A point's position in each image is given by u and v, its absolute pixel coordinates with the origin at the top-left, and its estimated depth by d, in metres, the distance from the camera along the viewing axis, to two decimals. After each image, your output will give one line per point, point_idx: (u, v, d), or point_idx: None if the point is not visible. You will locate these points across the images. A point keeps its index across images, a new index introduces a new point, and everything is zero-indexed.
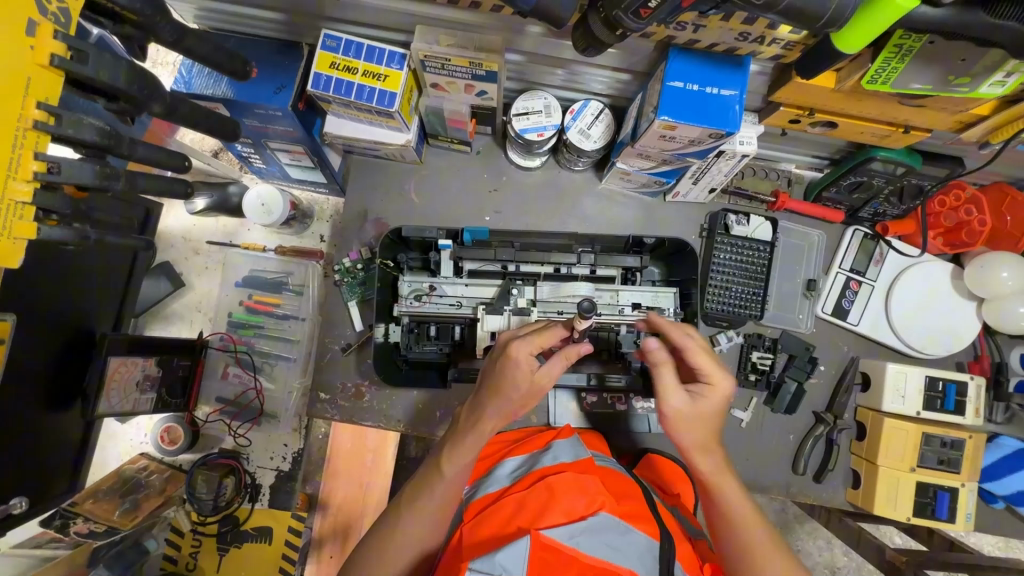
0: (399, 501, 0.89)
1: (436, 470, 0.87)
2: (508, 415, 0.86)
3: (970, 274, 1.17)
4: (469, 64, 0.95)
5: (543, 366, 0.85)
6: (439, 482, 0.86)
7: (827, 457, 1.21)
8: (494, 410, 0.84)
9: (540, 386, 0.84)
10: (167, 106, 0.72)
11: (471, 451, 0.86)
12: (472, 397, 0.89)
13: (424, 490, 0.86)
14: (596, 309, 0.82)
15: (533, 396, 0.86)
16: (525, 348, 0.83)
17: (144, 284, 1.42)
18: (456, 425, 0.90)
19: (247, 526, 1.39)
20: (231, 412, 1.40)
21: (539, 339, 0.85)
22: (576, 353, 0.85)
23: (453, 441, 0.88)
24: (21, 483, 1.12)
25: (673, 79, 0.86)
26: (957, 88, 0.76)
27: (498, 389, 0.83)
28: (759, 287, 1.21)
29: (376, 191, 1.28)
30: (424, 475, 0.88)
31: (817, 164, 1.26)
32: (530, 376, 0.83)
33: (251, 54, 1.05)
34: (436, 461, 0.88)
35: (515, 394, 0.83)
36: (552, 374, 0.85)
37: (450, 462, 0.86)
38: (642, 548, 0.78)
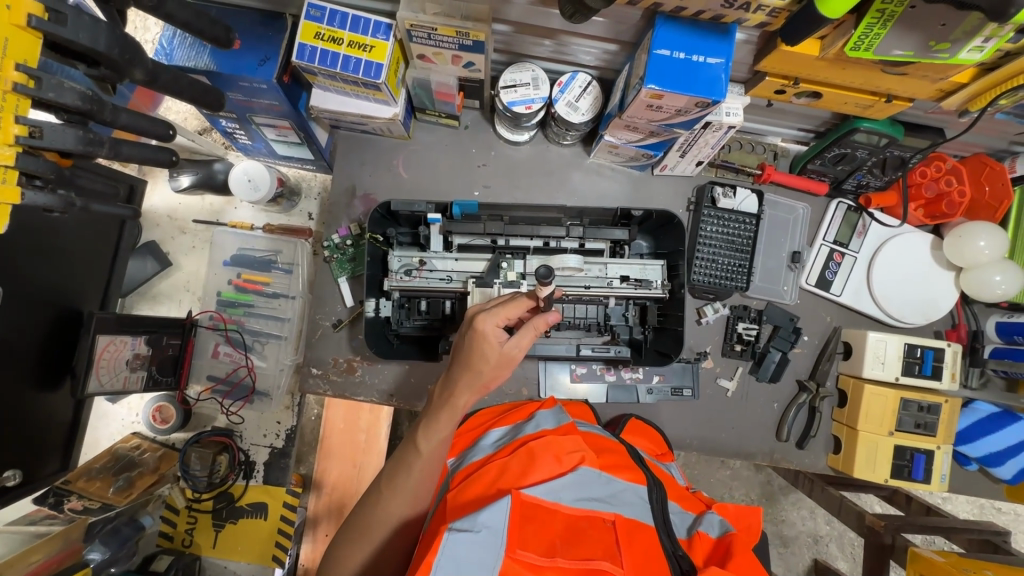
0: (382, 477, 0.89)
1: (413, 449, 0.87)
2: (481, 388, 0.85)
3: (949, 244, 1.20)
4: (456, 34, 0.95)
5: (511, 338, 0.85)
6: (416, 459, 0.86)
7: (810, 423, 1.25)
8: (466, 382, 0.84)
9: (509, 357, 0.84)
10: (149, 72, 0.70)
11: (447, 425, 0.87)
12: (445, 374, 0.89)
13: (400, 469, 0.87)
14: (554, 274, 0.84)
15: (506, 368, 0.86)
16: (491, 321, 0.84)
17: (131, 264, 1.41)
18: (433, 401, 0.89)
19: (243, 503, 1.42)
20: (223, 390, 1.41)
21: (504, 310, 0.85)
22: (544, 323, 0.85)
23: (428, 417, 0.88)
24: (17, 457, 1.12)
25: (660, 48, 0.86)
26: (937, 54, 0.78)
27: (469, 363, 0.84)
28: (744, 259, 1.23)
29: (364, 166, 1.27)
30: (401, 453, 0.89)
31: (802, 138, 1.27)
32: (498, 347, 0.83)
33: (233, 25, 1.03)
34: (412, 439, 0.88)
35: (486, 366, 0.83)
36: (522, 346, 0.85)
37: (426, 438, 0.86)
38: (626, 494, 0.85)
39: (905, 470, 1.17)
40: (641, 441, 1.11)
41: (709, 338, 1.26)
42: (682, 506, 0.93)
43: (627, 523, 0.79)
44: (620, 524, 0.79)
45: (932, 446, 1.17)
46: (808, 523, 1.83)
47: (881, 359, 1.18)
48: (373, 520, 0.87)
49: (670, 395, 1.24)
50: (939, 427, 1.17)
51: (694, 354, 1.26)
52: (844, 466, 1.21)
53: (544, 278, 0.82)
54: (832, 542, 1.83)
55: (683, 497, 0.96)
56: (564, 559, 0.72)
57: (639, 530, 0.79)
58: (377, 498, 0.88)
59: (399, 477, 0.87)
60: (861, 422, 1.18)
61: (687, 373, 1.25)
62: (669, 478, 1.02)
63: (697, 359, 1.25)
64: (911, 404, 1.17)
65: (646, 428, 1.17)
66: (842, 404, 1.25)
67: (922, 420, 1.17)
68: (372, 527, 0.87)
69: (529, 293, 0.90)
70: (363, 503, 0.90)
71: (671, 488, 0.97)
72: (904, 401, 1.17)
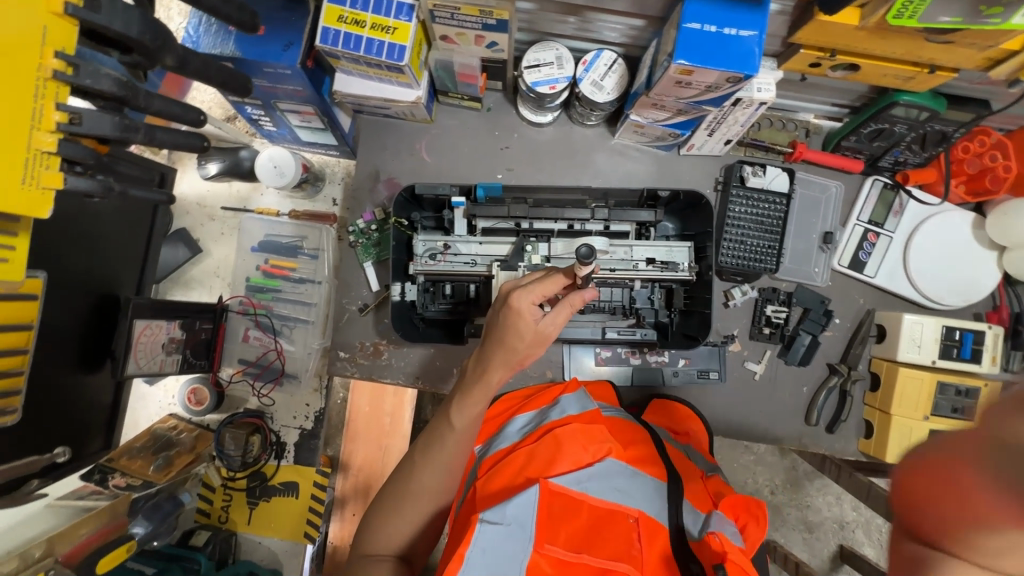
0: (415, 451, 0.90)
1: (446, 423, 0.88)
2: (515, 365, 0.85)
3: (993, 223, 1.15)
4: (480, 13, 0.94)
5: (546, 315, 0.84)
6: (449, 434, 0.87)
7: (840, 407, 1.22)
8: (500, 360, 0.84)
9: (544, 335, 0.84)
10: (180, 58, 0.71)
11: (478, 403, 0.87)
12: (479, 351, 0.88)
13: (434, 442, 0.88)
14: (595, 254, 0.81)
15: (539, 345, 0.86)
16: (525, 298, 0.82)
17: (163, 251, 1.45)
18: (465, 378, 0.89)
19: (275, 482, 1.47)
20: (254, 373, 1.44)
21: (539, 288, 0.84)
22: (580, 300, 0.84)
23: (460, 392, 0.88)
24: (61, 434, 1.17)
25: (690, 21, 0.83)
26: (988, 20, 0.74)
27: (502, 340, 0.83)
28: (774, 240, 1.20)
29: (386, 150, 1.28)
30: (435, 427, 0.89)
31: (835, 114, 1.22)
32: (534, 324, 0.82)
33: (259, 10, 1.04)
34: (446, 412, 0.89)
35: (520, 343, 0.82)
36: (557, 323, 0.84)
37: (459, 412, 0.87)
38: (647, 489, 0.84)
39: None
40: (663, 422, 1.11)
41: (736, 321, 1.24)
42: (699, 507, 0.90)
43: (650, 522, 0.79)
44: (643, 521, 0.78)
45: None
46: (834, 509, 1.80)
47: (917, 342, 1.15)
48: (406, 495, 0.88)
49: (696, 378, 1.23)
50: (978, 413, 1.13)
51: (721, 337, 1.24)
52: (875, 450, 1.19)
53: (584, 258, 0.81)
54: (859, 529, 1.80)
55: (694, 492, 0.93)
56: (589, 556, 0.74)
57: (660, 531, 0.78)
58: (410, 471, 0.89)
59: (432, 452, 0.88)
60: (895, 407, 1.15)
61: (713, 356, 1.23)
62: (685, 462, 1.01)
63: (723, 342, 1.24)
64: (948, 389, 1.13)
65: (669, 406, 1.16)
66: (875, 388, 1.22)
67: (960, 406, 1.13)
68: (407, 498, 0.87)
69: (564, 270, 0.89)
70: (395, 476, 0.91)
71: (689, 482, 0.94)
72: (941, 384, 1.13)
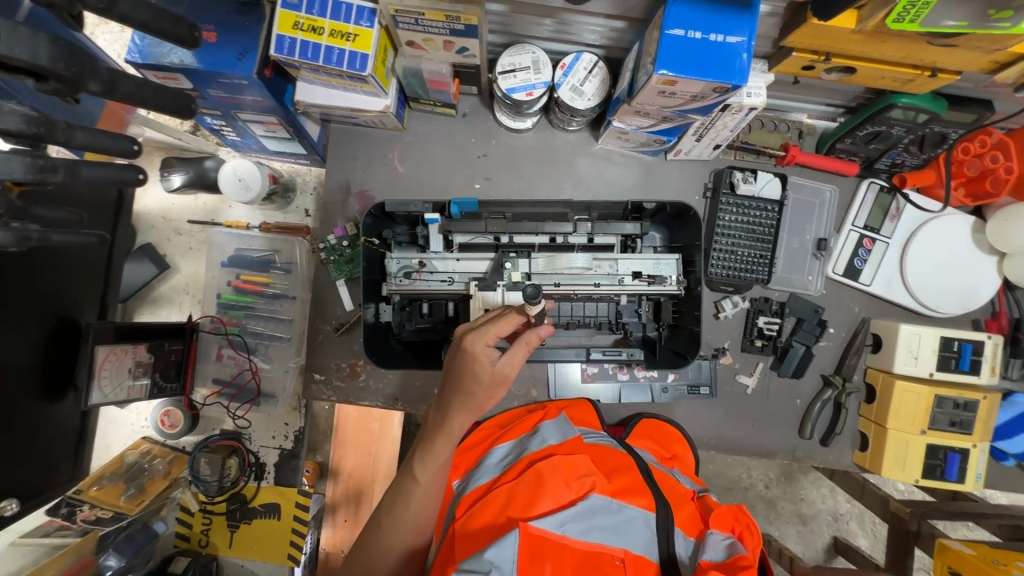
0: (383, 504, 0.87)
1: (410, 477, 0.84)
2: (477, 411, 0.82)
3: (993, 228, 1.09)
4: (446, 18, 0.86)
5: (503, 356, 0.81)
6: (414, 488, 0.83)
7: (835, 421, 1.18)
8: (460, 406, 0.81)
9: (503, 375, 0.80)
10: (107, 84, 0.63)
11: (443, 451, 0.84)
12: (438, 397, 0.85)
13: (399, 498, 0.84)
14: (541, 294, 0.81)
15: (499, 388, 0.82)
16: (480, 340, 0.80)
17: (128, 269, 1.38)
18: (428, 425, 0.86)
19: (255, 503, 1.42)
20: (230, 393, 1.37)
21: (494, 328, 0.81)
22: (537, 338, 0.81)
23: (424, 443, 0.85)
24: (11, 483, 1.09)
25: (673, 28, 0.77)
26: (997, 25, 0.68)
27: (460, 384, 0.80)
28: (766, 249, 1.14)
29: (357, 160, 1.20)
30: (399, 480, 0.86)
31: (830, 113, 1.16)
32: (490, 365, 0.79)
33: (209, 17, 0.96)
34: (408, 465, 0.86)
35: (477, 387, 0.80)
36: (514, 363, 0.81)
37: (422, 466, 0.83)
38: (635, 524, 0.78)
39: (937, 470, 1.11)
40: (648, 446, 1.06)
41: (726, 333, 1.19)
42: (688, 532, 0.84)
43: (638, 560, 0.74)
44: (630, 561, 0.73)
45: (967, 444, 1.11)
46: (828, 503, 1.78)
47: (914, 354, 1.11)
48: (378, 552, 0.85)
49: (687, 393, 1.18)
50: (976, 426, 1.10)
51: (712, 350, 1.19)
52: (871, 464, 1.15)
53: (532, 297, 0.79)
54: (853, 521, 1.77)
55: (684, 516, 0.86)
56: None
57: (649, 565, 0.74)
58: (378, 527, 0.85)
59: (398, 507, 0.84)
60: (890, 421, 1.11)
61: (704, 370, 1.18)
62: (672, 485, 0.94)
63: (715, 356, 1.19)
64: (945, 402, 1.10)
65: (659, 428, 1.11)
66: (870, 400, 1.18)
67: (957, 419, 1.10)
68: (375, 558, 0.85)
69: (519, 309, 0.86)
70: (366, 532, 0.88)
71: (676, 505, 0.88)
72: (938, 397, 1.10)
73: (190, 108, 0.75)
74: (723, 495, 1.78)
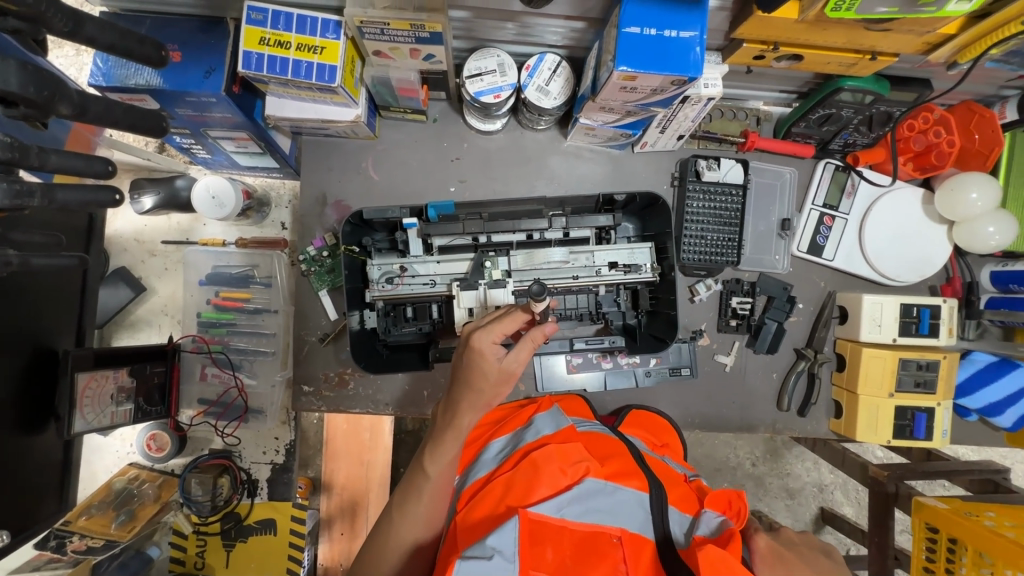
0: (394, 500, 0.88)
1: (421, 473, 0.85)
2: (485, 406, 0.84)
3: (940, 199, 1.17)
4: (411, 27, 0.88)
5: (509, 353, 0.83)
6: (425, 483, 0.85)
7: (810, 391, 1.24)
8: (468, 403, 0.82)
9: (509, 372, 0.82)
10: (77, 106, 0.63)
11: (452, 447, 0.85)
12: (446, 396, 0.86)
13: (411, 492, 0.86)
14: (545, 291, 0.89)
15: (505, 384, 0.84)
16: (486, 338, 0.82)
17: (103, 293, 1.37)
18: (437, 423, 0.87)
19: (250, 521, 1.41)
20: (216, 412, 1.38)
21: (499, 326, 0.83)
22: (541, 335, 0.83)
23: (434, 438, 0.86)
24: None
25: (629, 26, 0.80)
26: (924, 9, 0.74)
27: (469, 383, 0.82)
28: (734, 232, 1.19)
29: (332, 172, 1.21)
30: (409, 478, 0.87)
31: (784, 100, 1.22)
32: (496, 362, 0.81)
33: (174, 36, 0.96)
34: (419, 460, 0.87)
35: (486, 384, 0.82)
36: (520, 360, 0.83)
37: (433, 460, 0.84)
38: (629, 505, 0.80)
39: (907, 429, 1.17)
40: (640, 433, 1.07)
41: (702, 316, 1.24)
42: (683, 509, 0.86)
43: (633, 539, 0.76)
44: (627, 539, 0.76)
45: (932, 403, 1.17)
46: (812, 474, 1.85)
47: (878, 322, 1.17)
48: (385, 547, 0.86)
49: (669, 376, 1.22)
50: (939, 384, 1.17)
51: (690, 333, 1.24)
52: (846, 429, 1.21)
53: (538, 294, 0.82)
54: (837, 490, 1.84)
55: (679, 495, 0.90)
56: None
57: (646, 545, 0.77)
58: (389, 523, 0.87)
59: (410, 502, 0.86)
60: (861, 386, 1.18)
61: (684, 353, 1.22)
62: (666, 469, 0.97)
63: (693, 338, 1.23)
64: (910, 363, 1.16)
65: (650, 419, 1.14)
66: (841, 368, 1.24)
67: (921, 379, 1.17)
68: (386, 552, 0.86)
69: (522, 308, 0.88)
70: (375, 529, 0.89)
71: (671, 487, 0.91)
72: (902, 360, 1.16)
73: (162, 127, 0.77)
74: (713, 476, 1.83)
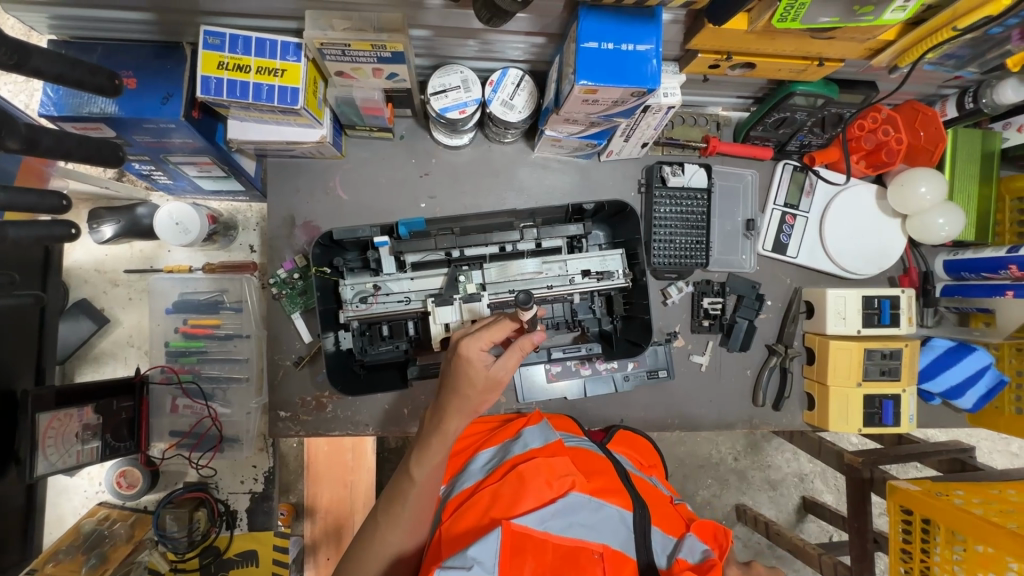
0: (380, 506, 0.88)
1: (406, 478, 0.86)
2: (472, 413, 0.84)
3: (892, 194, 1.21)
4: (372, 47, 0.88)
5: (498, 360, 0.84)
6: (411, 487, 0.85)
7: (783, 385, 1.28)
8: (454, 409, 0.83)
9: (496, 380, 0.83)
10: (27, 141, 0.61)
11: (439, 452, 0.85)
12: (434, 402, 0.87)
13: (396, 498, 0.86)
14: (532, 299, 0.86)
15: (492, 391, 0.85)
16: (474, 345, 0.83)
17: (63, 328, 1.32)
18: (424, 429, 0.88)
19: (231, 554, 1.35)
20: (189, 444, 1.34)
21: (487, 334, 0.84)
22: (529, 343, 0.83)
23: (421, 444, 0.86)
24: None
25: (587, 40, 0.82)
26: (863, 18, 0.77)
27: (454, 389, 0.82)
28: (701, 235, 1.22)
29: (300, 193, 1.20)
30: (396, 483, 0.87)
31: (741, 105, 1.25)
32: (484, 369, 0.82)
33: (127, 64, 0.94)
34: (405, 466, 0.87)
35: (472, 391, 0.82)
36: (509, 367, 0.83)
37: (420, 465, 0.85)
38: (613, 520, 0.81)
39: (876, 417, 1.21)
40: (628, 452, 1.08)
41: (676, 317, 1.27)
42: (665, 530, 0.86)
43: (615, 556, 0.76)
44: (608, 555, 0.76)
45: (897, 390, 1.21)
46: (792, 466, 1.89)
47: (842, 315, 1.21)
48: (369, 553, 0.86)
49: (647, 379, 1.23)
50: (903, 371, 1.21)
51: (665, 335, 1.26)
52: (819, 421, 1.25)
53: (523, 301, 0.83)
54: (817, 479, 1.89)
55: (664, 516, 0.90)
56: None
57: (627, 561, 0.77)
58: (375, 529, 0.86)
59: (395, 507, 0.86)
60: (830, 378, 1.21)
61: (660, 355, 1.24)
62: (652, 489, 0.97)
63: (668, 340, 1.25)
64: (874, 353, 1.20)
65: (635, 440, 1.14)
66: (811, 361, 1.28)
67: (886, 367, 1.21)
68: (368, 559, 0.86)
69: (511, 316, 0.89)
70: (359, 536, 0.89)
71: (655, 506, 0.91)
72: (868, 351, 1.20)
73: (119, 156, 0.75)
74: (696, 473, 1.86)
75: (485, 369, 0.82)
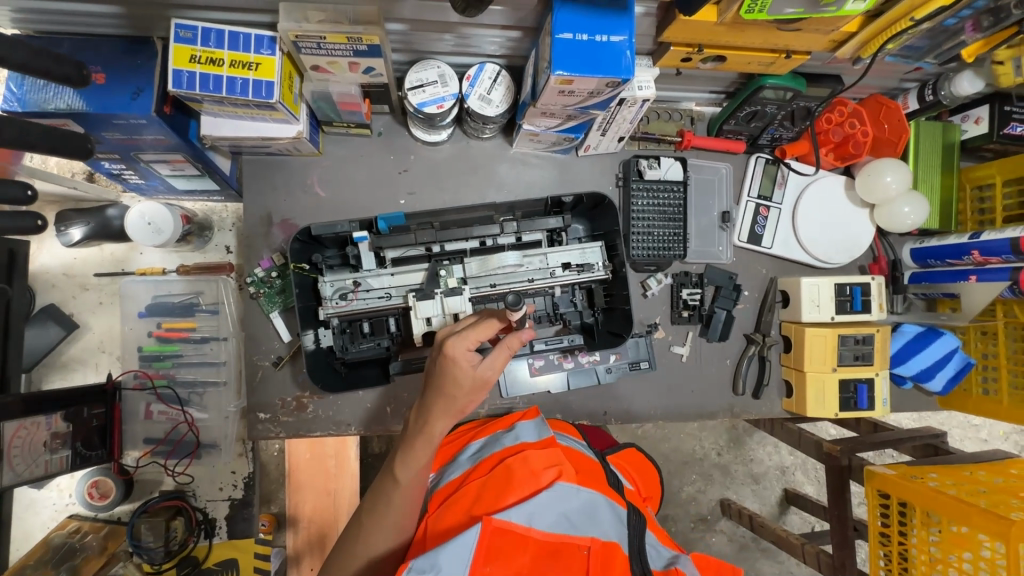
0: (363, 506, 0.87)
1: (390, 479, 0.84)
2: (458, 413, 0.81)
3: (860, 184, 1.25)
4: (348, 40, 0.88)
5: (485, 359, 0.80)
6: (395, 489, 0.83)
7: (762, 373, 1.30)
8: (439, 410, 0.80)
9: (483, 379, 0.79)
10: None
11: (424, 453, 0.83)
12: (420, 400, 0.84)
13: (380, 499, 0.84)
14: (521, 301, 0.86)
15: (480, 390, 0.82)
16: (460, 345, 0.79)
17: (30, 334, 1.28)
18: (408, 429, 0.85)
19: (210, 564, 1.33)
20: (165, 451, 1.30)
21: (473, 333, 0.79)
22: (517, 341, 0.78)
23: (405, 445, 0.84)
24: None
25: (562, 32, 0.83)
26: (827, 8, 0.80)
27: (441, 389, 0.80)
28: (678, 227, 1.24)
29: (277, 190, 1.19)
30: (379, 482, 0.86)
31: (714, 100, 1.28)
32: (470, 370, 0.78)
33: (96, 58, 0.93)
34: (389, 468, 0.85)
35: (459, 391, 0.79)
36: (497, 366, 0.80)
37: (404, 467, 0.83)
38: (602, 513, 0.81)
39: (851, 401, 1.24)
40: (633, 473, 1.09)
41: (655, 309, 1.28)
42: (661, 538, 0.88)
43: (603, 551, 0.76)
44: (595, 551, 0.76)
45: (871, 373, 1.24)
46: (774, 458, 1.92)
47: (816, 302, 1.24)
48: (353, 551, 0.86)
49: (628, 371, 1.25)
50: (875, 355, 1.24)
51: (645, 327, 1.28)
52: (797, 407, 1.28)
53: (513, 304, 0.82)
54: (798, 471, 1.92)
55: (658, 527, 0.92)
56: None
57: (615, 556, 0.77)
58: (359, 527, 0.86)
59: (378, 510, 0.84)
60: (806, 364, 1.24)
61: (642, 347, 1.26)
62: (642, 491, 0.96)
63: (648, 332, 1.27)
64: (847, 339, 1.23)
65: (643, 462, 1.14)
66: (787, 349, 1.31)
67: (859, 352, 1.24)
68: (352, 558, 0.85)
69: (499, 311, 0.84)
70: (344, 533, 0.89)
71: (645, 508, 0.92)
72: (841, 337, 1.23)
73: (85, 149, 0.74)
74: (680, 469, 1.88)
75: (472, 370, 0.79)
